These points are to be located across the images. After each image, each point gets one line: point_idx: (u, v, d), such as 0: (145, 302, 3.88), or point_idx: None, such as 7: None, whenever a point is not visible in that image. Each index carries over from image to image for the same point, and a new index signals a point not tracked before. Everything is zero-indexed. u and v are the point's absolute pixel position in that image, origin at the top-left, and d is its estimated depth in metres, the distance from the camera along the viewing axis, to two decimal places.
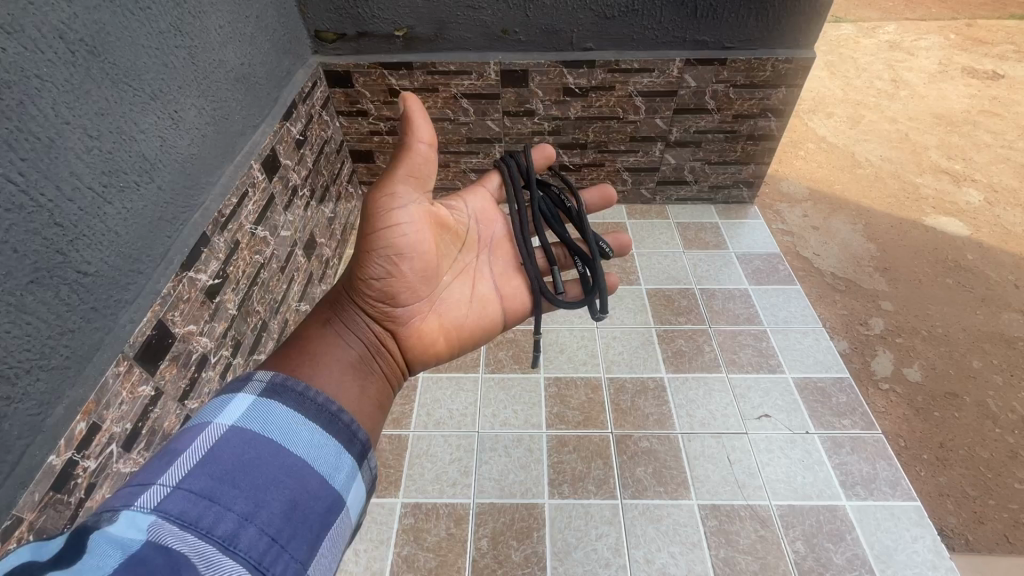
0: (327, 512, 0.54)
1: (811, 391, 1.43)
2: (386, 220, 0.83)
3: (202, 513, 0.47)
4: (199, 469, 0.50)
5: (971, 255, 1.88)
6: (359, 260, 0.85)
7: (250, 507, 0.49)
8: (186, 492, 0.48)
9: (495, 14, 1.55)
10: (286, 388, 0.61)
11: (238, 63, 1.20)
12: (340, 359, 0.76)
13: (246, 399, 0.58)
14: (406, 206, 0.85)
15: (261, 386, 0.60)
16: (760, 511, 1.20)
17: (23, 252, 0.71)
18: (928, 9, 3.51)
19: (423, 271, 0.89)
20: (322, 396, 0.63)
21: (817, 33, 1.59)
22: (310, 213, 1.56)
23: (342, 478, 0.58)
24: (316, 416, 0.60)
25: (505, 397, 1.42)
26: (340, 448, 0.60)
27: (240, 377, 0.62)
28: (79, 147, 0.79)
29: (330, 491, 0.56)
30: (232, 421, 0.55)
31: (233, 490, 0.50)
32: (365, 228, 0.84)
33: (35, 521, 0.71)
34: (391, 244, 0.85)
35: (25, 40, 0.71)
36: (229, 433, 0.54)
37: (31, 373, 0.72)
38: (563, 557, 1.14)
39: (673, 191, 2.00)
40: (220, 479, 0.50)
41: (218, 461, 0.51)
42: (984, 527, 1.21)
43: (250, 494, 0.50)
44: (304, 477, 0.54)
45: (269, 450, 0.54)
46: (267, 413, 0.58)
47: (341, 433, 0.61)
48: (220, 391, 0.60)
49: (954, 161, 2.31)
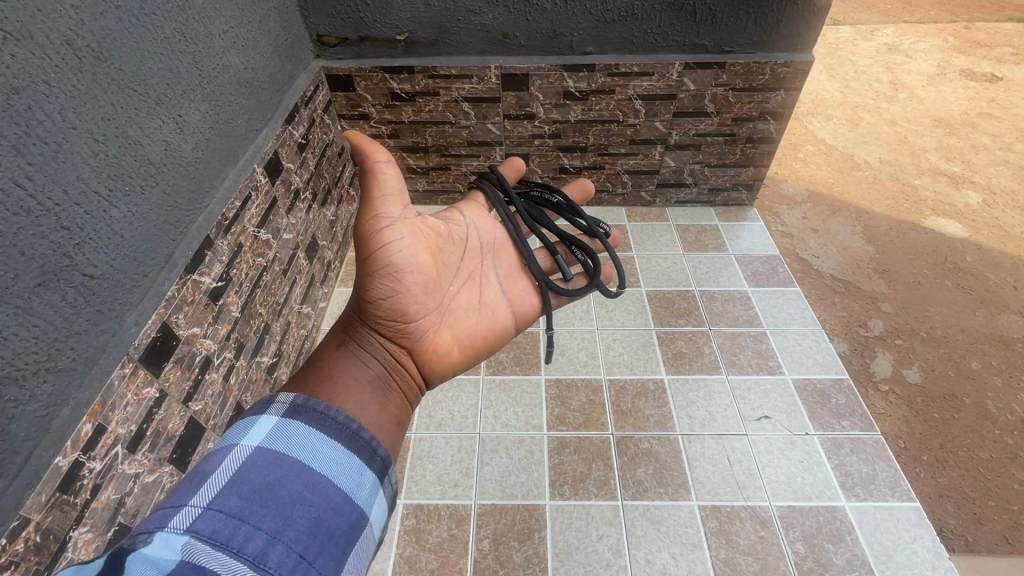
0: (350, 528, 0.55)
1: (811, 392, 1.44)
2: (380, 241, 0.84)
3: (232, 533, 0.48)
4: (227, 490, 0.51)
5: (970, 257, 1.89)
6: (361, 284, 0.86)
7: (278, 526, 0.50)
8: (217, 512, 0.49)
9: (496, 19, 1.56)
10: (308, 407, 0.62)
11: (241, 66, 1.21)
12: (357, 377, 0.78)
13: (270, 419, 0.59)
14: (394, 225, 0.86)
15: (283, 407, 0.61)
16: (760, 512, 1.21)
17: (31, 255, 0.71)
18: (926, 12, 3.53)
19: (424, 284, 0.90)
20: (342, 414, 0.64)
21: (816, 37, 1.60)
22: (312, 216, 1.57)
23: (365, 494, 0.58)
24: (338, 434, 0.61)
25: (506, 399, 1.43)
26: (361, 465, 0.60)
27: (263, 400, 0.62)
28: (85, 152, 0.80)
29: (353, 508, 0.56)
30: (258, 441, 0.56)
31: (261, 509, 0.50)
32: (361, 252, 0.85)
33: (42, 522, 0.72)
34: (390, 263, 0.86)
35: (34, 46, 0.72)
36: (256, 453, 0.55)
37: (38, 375, 0.72)
38: (564, 557, 1.14)
39: (673, 193, 2.01)
40: (249, 499, 0.51)
41: (245, 480, 0.52)
42: (983, 527, 1.22)
43: (278, 512, 0.51)
44: (328, 495, 0.55)
45: (294, 469, 0.55)
46: (291, 433, 0.58)
47: (362, 449, 0.62)
48: (244, 413, 0.61)
49: (953, 162, 2.33)
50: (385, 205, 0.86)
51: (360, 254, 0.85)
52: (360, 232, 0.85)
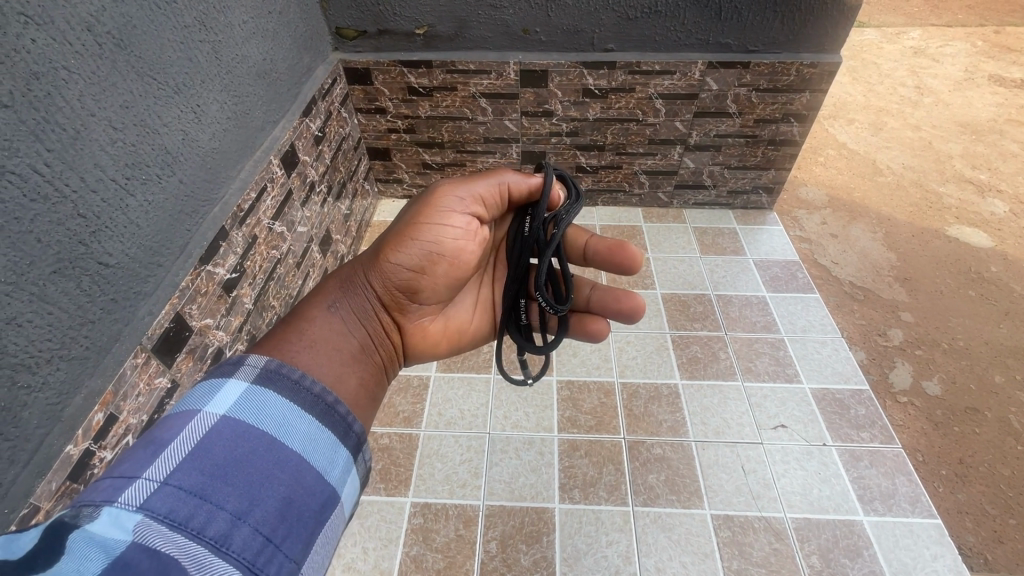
0: (321, 508, 0.53)
1: (830, 402, 1.41)
2: (445, 223, 0.85)
3: (192, 513, 0.45)
4: (188, 464, 0.48)
5: (995, 267, 1.84)
6: (400, 245, 0.84)
7: (244, 505, 0.47)
8: (175, 489, 0.46)
9: (516, 14, 1.54)
10: (281, 375, 0.60)
11: (260, 58, 1.20)
12: (338, 346, 0.75)
13: (238, 385, 0.57)
14: (467, 213, 0.87)
15: (253, 372, 0.59)
16: (775, 523, 1.18)
17: (47, 243, 0.71)
18: (954, 15, 3.43)
19: (452, 273, 0.87)
20: (318, 385, 0.61)
21: (843, 38, 1.56)
22: (327, 209, 1.56)
23: (337, 474, 0.56)
24: (312, 407, 0.59)
25: (517, 399, 1.41)
26: (335, 440, 0.58)
27: (231, 362, 0.60)
28: (105, 139, 0.79)
29: (325, 487, 0.54)
30: (224, 410, 0.54)
31: (225, 487, 0.48)
32: (426, 222, 0.84)
33: (51, 510, 0.72)
34: (443, 246, 0.85)
35: (55, 31, 0.72)
36: (222, 423, 0.53)
37: (51, 364, 0.72)
38: (573, 563, 1.13)
39: (691, 195, 1.98)
40: (211, 475, 0.48)
41: (209, 455, 0.49)
42: (1004, 546, 1.18)
43: (244, 491, 0.48)
44: (300, 472, 0.53)
45: (262, 444, 0.53)
46: (261, 403, 0.56)
47: (337, 425, 0.60)
48: (209, 376, 0.58)
49: (979, 170, 2.26)
50: (476, 192, 0.88)
51: (419, 219, 0.85)
52: (441, 202, 0.86)
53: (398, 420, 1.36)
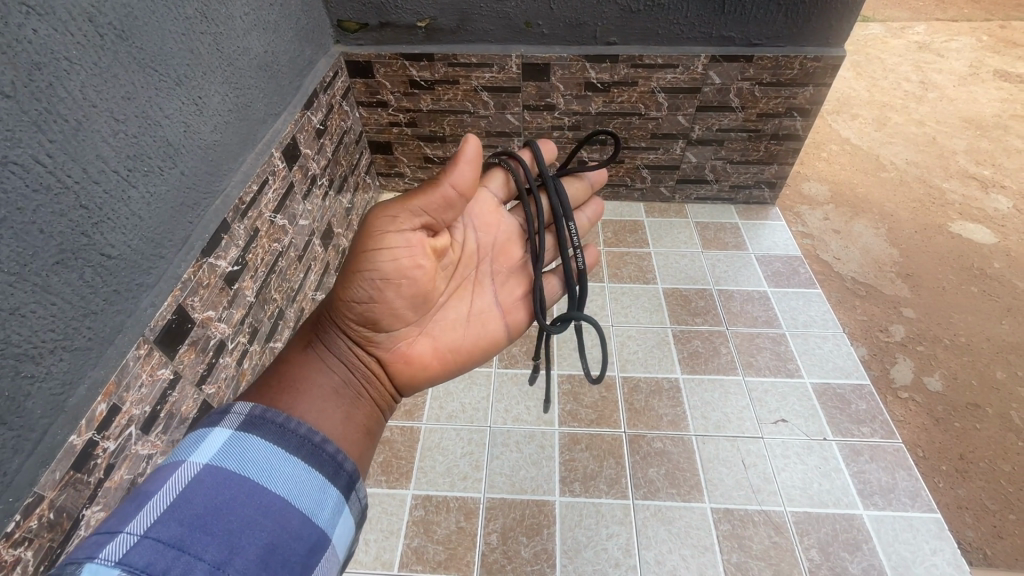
0: (309, 552, 0.55)
1: (830, 398, 1.41)
2: (375, 242, 0.81)
3: (169, 565, 0.46)
4: (166, 515, 0.50)
5: (998, 263, 1.83)
6: (344, 279, 0.84)
7: (223, 555, 0.49)
8: (154, 541, 0.47)
9: (519, 6, 1.53)
10: (265, 420, 0.61)
11: (261, 50, 1.20)
12: (320, 385, 0.78)
13: (222, 433, 0.59)
14: (404, 233, 0.83)
15: (238, 419, 0.61)
16: (774, 517, 1.19)
17: (49, 233, 0.71)
18: (959, 10, 3.41)
19: (403, 295, 0.85)
20: (304, 426, 0.63)
21: (848, 31, 1.55)
22: (328, 203, 1.56)
23: (326, 515, 0.59)
24: (297, 449, 0.61)
25: (517, 393, 1.41)
26: (324, 481, 0.61)
27: (218, 411, 0.62)
28: (107, 131, 0.79)
29: (313, 530, 0.57)
30: (206, 460, 0.56)
31: (205, 537, 0.50)
32: (355, 246, 0.83)
33: (56, 499, 0.73)
34: (380, 269, 0.82)
35: (56, 22, 0.72)
36: (205, 472, 0.55)
37: (55, 353, 0.73)
38: (573, 555, 1.14)
39: (693, 189, 1.97)
40: (191, 525, 0.50)
41: (189, 504, 0.51)
42: (1003, 541, 1.18)
43: (223, 540, 0.50)
44: (285, 517, 0.55)
45: (245, 491, 0.54)
46: (244, 450, 0.58)
47: (325, 465, 0.62)
48: (196, 426, 0.60)
49: (982, 165, 2.25)
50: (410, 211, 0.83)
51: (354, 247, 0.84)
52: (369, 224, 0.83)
53: (398, 413, 1.37)
